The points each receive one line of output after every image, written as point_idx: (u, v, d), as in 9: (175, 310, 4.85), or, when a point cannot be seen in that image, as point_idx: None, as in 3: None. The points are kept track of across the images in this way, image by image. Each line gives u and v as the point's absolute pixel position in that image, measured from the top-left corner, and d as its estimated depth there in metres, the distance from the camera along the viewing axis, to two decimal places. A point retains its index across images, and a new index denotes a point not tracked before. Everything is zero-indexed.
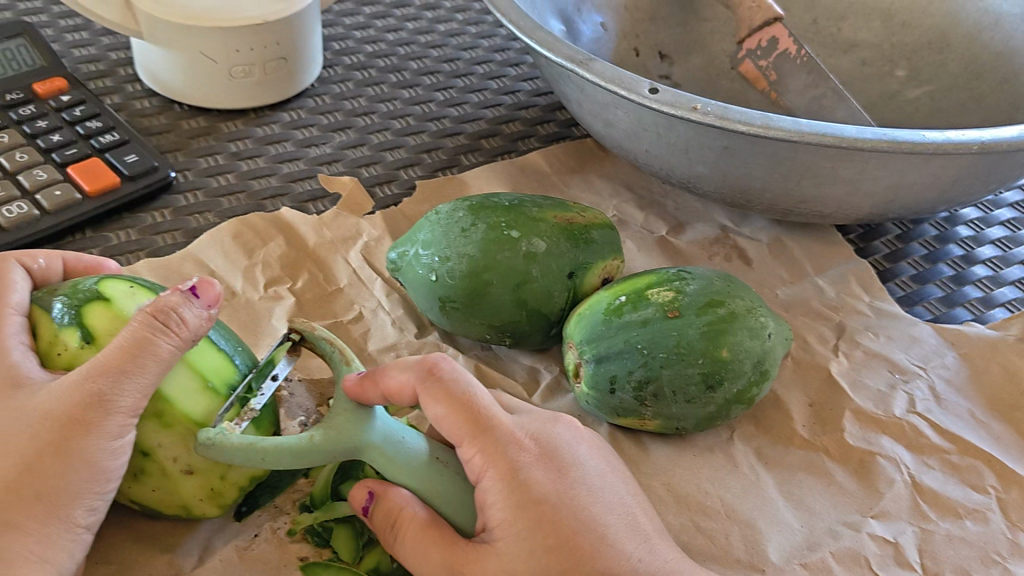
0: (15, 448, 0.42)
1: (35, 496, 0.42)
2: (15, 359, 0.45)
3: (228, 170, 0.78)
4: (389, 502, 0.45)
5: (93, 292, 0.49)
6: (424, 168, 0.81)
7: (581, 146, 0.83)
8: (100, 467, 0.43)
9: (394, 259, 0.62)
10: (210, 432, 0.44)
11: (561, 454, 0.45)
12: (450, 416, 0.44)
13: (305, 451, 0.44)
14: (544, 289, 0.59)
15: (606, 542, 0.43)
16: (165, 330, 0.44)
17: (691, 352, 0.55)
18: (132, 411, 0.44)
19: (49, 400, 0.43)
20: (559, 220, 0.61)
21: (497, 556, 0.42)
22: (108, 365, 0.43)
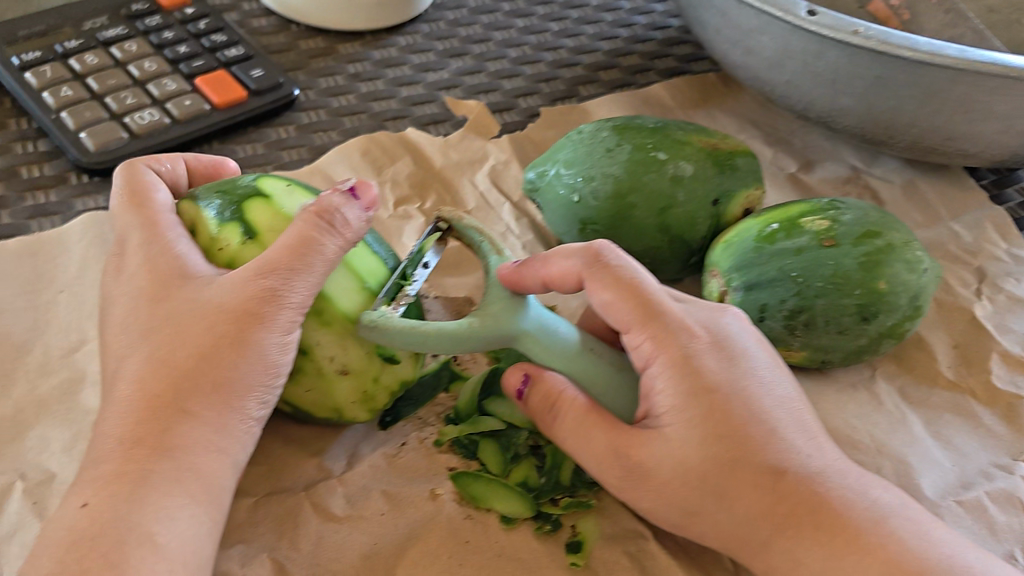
0: (190, 338, 0.42)
1: (211, 387, 0.42)
2: (179, 252, 0.46)
3: (348, 91, 0.77)
4: (542, 387, 0.46)
5: (249, 188, 0.49)
6: (544, 97, 0.79)
7: (703, 82, 0.81)
8: (271, 362, 0.43)
9: (532, 178, 0.61)
10: (373, 316, 0.46)
11: (732, 343, 0.45)
12: (618, 301, 0.45)
13: (464, 337, 0.46)
14: (689, 214, 0.58)
15: (777, 434, 0.42)
16: (330, 228, 0.44)
17: (847, 283, 0.53)
18: (301, 306, 0.44)
19: (221, 293, 0.43)
20: (704, 145, 0.60)
21: (666, 441, 0.42)
22: (277, 263, 0.43)
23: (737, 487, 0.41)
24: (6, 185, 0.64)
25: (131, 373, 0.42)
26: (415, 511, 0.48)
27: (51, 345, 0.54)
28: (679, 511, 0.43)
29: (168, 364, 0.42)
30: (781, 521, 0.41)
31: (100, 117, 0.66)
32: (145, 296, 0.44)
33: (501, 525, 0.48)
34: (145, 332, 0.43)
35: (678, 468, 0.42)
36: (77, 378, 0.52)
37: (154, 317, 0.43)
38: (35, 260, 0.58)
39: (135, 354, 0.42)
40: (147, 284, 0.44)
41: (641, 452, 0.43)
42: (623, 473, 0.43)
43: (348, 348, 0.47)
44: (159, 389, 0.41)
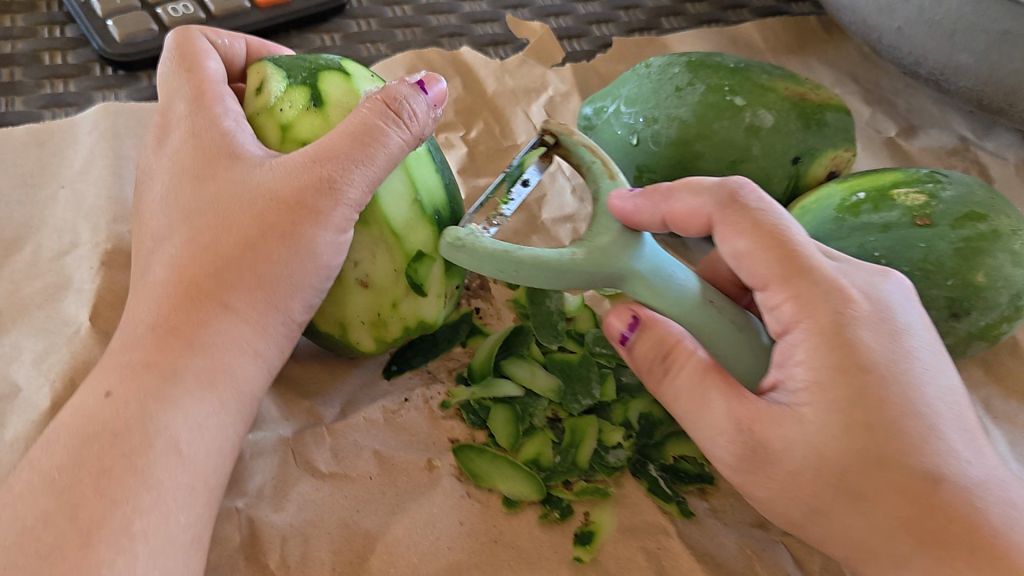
0: (235, 225, 0.37)
1: (255, 281, 0.37)
2: (228, 128, 0.39)
3: (405, 0, 0.70)
4: (656, 333, 0.37)
5: (324, 65, 0.43)
6: (620, 27, 0.71)
7: (802, 24, 0.72)
8: (322, 262, 0.38)
9: (589, 114, 0.54)
10: (460, 233, 0.40)
11: (893, 316, 0.35)
12: (757, 252, 0.35)
13: (563, 270, 0.38)
14: (763, 172, 0.50)
15: (940, 433, 0.32)
16: (398, 118, 0.38)
17: (938, 272, 0.45)
18: (358, 204, 0.38)
19: (274, 178, 0.37)
20: (790, 93, 0.51)
21: (800, 422, 0.33)
22: (337, 149, 0.37)
23: (878, 493, 0.32)
24: (26, 71, 0.59)
25: (170, 257, 0.37)
26: (407, 479, 0.43)
27: (43, 245, 0.49)
28: (801, 509, 0.34)
29: (211, 251, 0.37)
30: (928, 542, 0.32)
31: (130, 6, 0.61)
32: (188, 174, 0.38)
33: (503, 507, 0.42)
34: (187, 214, 0.38)
35: (809, 459, 0.33)
36: (61, 284, 0.47)
37: (197, 197, 0.38)
38: (40, 151, 0.53)
39: (174, 240, 0.37)
40: (191, 161, 0.39)
41: (767, 430, 0.33)
42: (743, 453, 0.34)
43: (377, 257, 0.41)
44: (197, 278, 0.36)
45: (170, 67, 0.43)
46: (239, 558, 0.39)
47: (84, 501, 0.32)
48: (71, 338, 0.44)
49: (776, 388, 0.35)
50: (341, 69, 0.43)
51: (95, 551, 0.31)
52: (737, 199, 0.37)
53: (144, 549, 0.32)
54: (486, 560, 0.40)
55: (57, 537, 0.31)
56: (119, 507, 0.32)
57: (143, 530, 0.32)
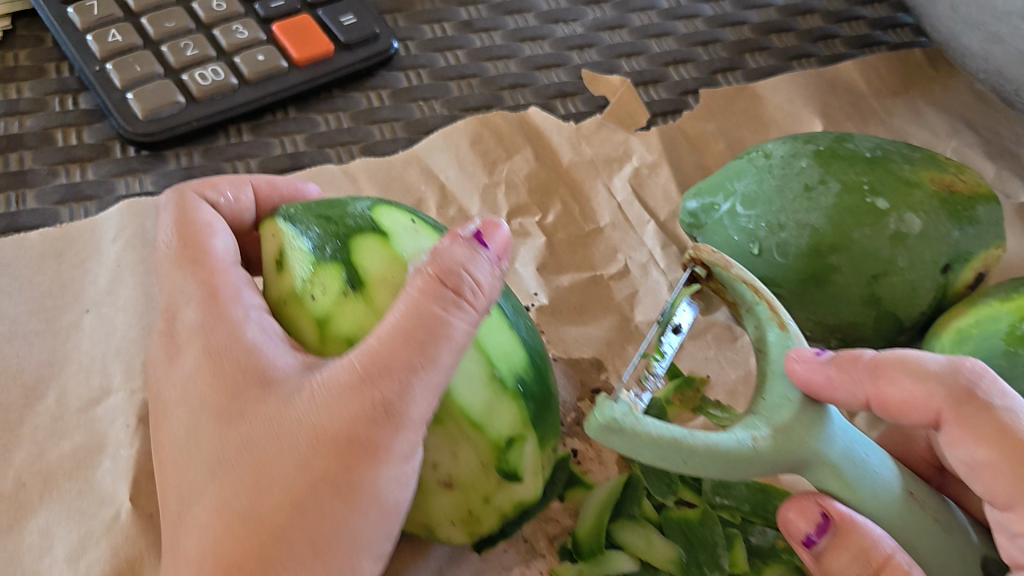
0: (273, 480, 0.28)
1: (309, 553, 0.28)
2: (251, 340, 0.31)
3: (458, 44, 0.62)
4: (859, 543, 0.31)
5: (356, 221, 0.34)
6: (700, 67, 0.63)
7: (905, 59, 0.64)
8: (389, 503, 0.29)
9: (694, 210, 0.46)
10: (612, 413, 0.31)
11: None
12: (1005, 467, 0.30)
13: (743, 461, 0.31)
14: (909, 284, 0.43)
15: None
16: (458, 301, 0.29)
17: None
18: (425, 419, 0.29)
19: (317, 410, 0.28)
20: (938, 187, 0.44)
21: None
22: (391, 358, 0.28)
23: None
24: (36, 154, 0.51)
25: (200, 531, 0.28)
26: None
27: (70, 389, 0.42)
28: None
29: (249, 520, 0.27)
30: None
31: (153, 74, 0.53)
32: (211, 413, 0.30)
33: None
34: (216, 467, 0.29)
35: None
36: (94, 444, 0.40)
37: (225, 447, 0.29)
38: (59, 263, 0.46)
39: (201, 504, 0.29)
40: (214, 394, 0.30)
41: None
42: None
43: (458, 454, 0.35)
44: (238, 559, 0.27)
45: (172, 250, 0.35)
46: None
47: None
48: (110, 526, 0.38)
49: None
50: (374, 222, 0.34)
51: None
52: (977, 393, 0.31)
53: None
54: None
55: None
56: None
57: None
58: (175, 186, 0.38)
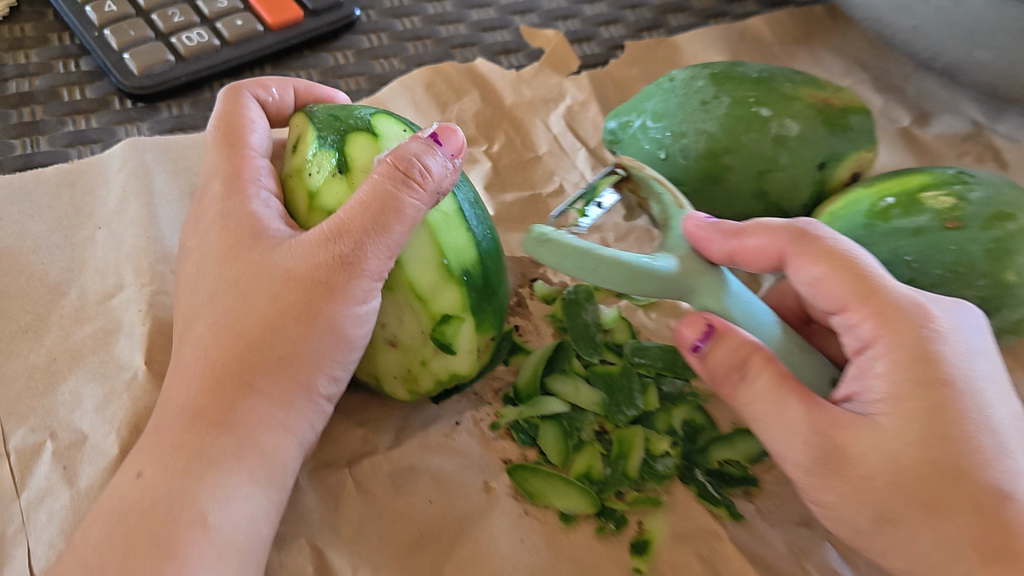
0: (256, 307, 0.37)
1: (277, 361, 0.37)
2: (253, 208, 0.41)
3: (414, 12, 0.70)
4: (734, 338, 0.37)
5: (353, 123, 0.44)
6: (627, 27, 0.71)
7: (808, 15, 0.73)
8: (344, 335, 0.38)
9: (614, 128, 0.55)
10: (546, 231, 0.39)
11: (969, 338, 0.36)
12: (831, 278, 0.37)
13: (640, 274, 0.39)
14: (791, 180, 0.51)
15: (1005, 451, 0.34)
16: (409, 181, 0.38)
17: (971, 273, 0.46)
18: (377, 273, 0.39)
19: (293, 257, 0.38)
20: (815, 100, 0.52)
21: (877, 432, 0.34)
22: (351, 224, 0.38)
23: (949, 502, 0.33)
24: (46, 108, 0.59)
25: (197, 339, 0.38)
26: (465, 501, 0.45)
27: (88, 288, 0.50)
28: (869, 516, 0.34)
29: (234, 333, 0.37)
30: (996, 561, 0.32)
31: (145, 37, 0.60)
32: (219, 252, 0.40)
33: (560, 524, 0.45)
34: (213, 297, 0.39)
35: (884, 469, 0.33)
36: (111, 327, 0.48)
37: (224, 280, 0.39)
38: (73, 192, 0.54)
39: (203, 319, 0.38)
40: (222, 243, 0.40)
41: (841, 438, 0.34)
42: (818, 458, 0.35)
43: (403, 320, 0.44)
44: (223, 360, 0.37)
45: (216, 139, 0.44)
46: None
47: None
48: (130, 384, 0.45)
49: (851, 399, 0.36)
50: (368, 126, 0.44)
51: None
52: (810, 235, 0.38)
53: None
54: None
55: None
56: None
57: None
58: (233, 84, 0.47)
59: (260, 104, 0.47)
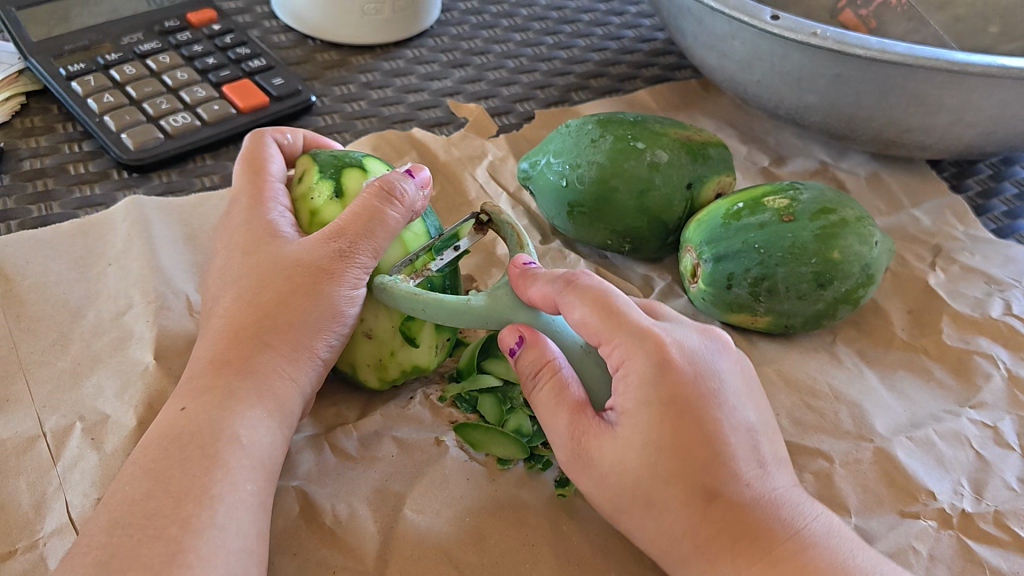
0: (273, 285, 0.52)
1: (287, 325, 0.51)
2: (272, 217, 0.55)
3: (360, 97, 0.84)
4: (535, 353, 0.49)
5: (350, 162, 0.58)
6: (539, 102, 0.86)
7: (685, 87, 0.88)
8: (339, 311, 0.52)
9: (526, 168, 0.69)
10: (387, 279, 0.53)
11: (704, 366, 0.46)
12: (591, 317, 0.47)
13: (459, 311, 0.51)
14: (666, 196, 0.65)
15: (723, 457, 0.44)
16: (391, 199, 0.54)
17: (805, 253, 0.60)
18: (366, 266, 0.53)
19: (301, 251, 0.52)
20: (680, 136, 0.67)
21: (614, 438, 0.45)
22: (347, 225, 0.53)
23: (667, 498, 0.44)
24: (56, 180, 0.71)
25: (224, 309, 0.52)
26: (421, 453, 0.55)
27: (102, 310, 0.61)
28: (611, 504, 0.46)
29: (253, 303, 0.51)
30: (701, 542, 0.44)
31: (138, 120, 0.74)
32: (242, 248, 0.54)
33: (497, 466, 0.55)
34: (239, 279, 0.53)
35: (616, 467, 0.45)
36: (125, 335, 0.59)
37: (247, 266, 0.53)
38: (85, 239, 0.65)
39: (229, 293, 0.53)
40: (245, 240, 0.54)
41: (590, 444, 0.46)
42: (572, 455, 0.47)
43: (379, 316, 0.55)
44: (246, 324, 0.51)
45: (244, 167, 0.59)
46: (301, 522, 0.50)
47: (173, 476, 0.45)
48: (142, 373, 0.56)
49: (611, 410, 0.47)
50: (361, 163, 0.58)
51: (185, 509, 0.43)
52: (579, 283, 0.48)
53: (219, 504, 0.44)
54: (495, 504, 0.53)
55: (157, 505, 0.43)
56: (199, 479, 0.45)
57: (219, 491, 0.44)
58: (257, 131, 0.62)
59: (278, 145, 0.61)
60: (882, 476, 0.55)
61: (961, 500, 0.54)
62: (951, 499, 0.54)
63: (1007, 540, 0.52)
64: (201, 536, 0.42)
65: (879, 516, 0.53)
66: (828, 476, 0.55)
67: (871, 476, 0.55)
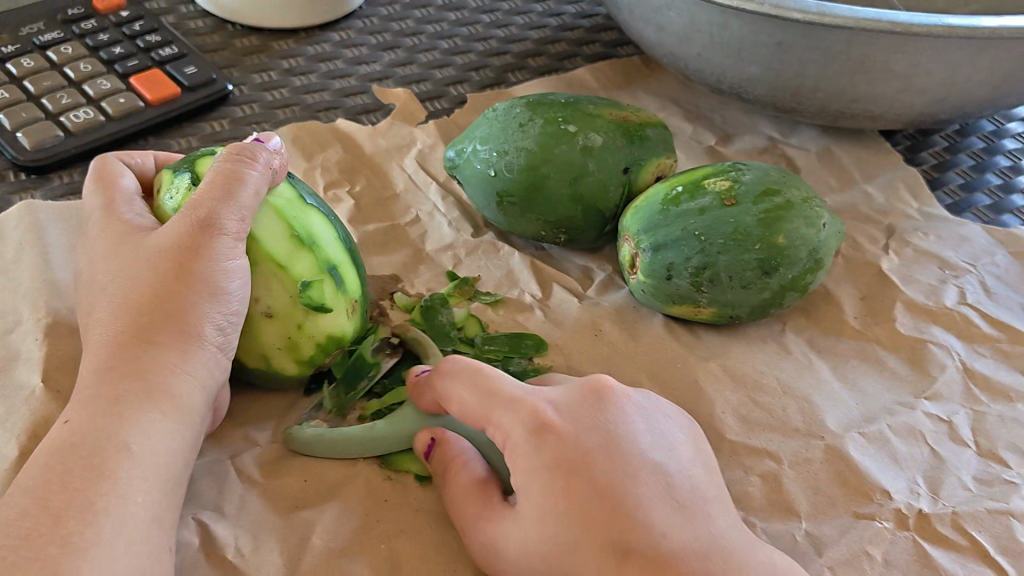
0: (143, 279, 0.47)
1: (168, 317, 0.46)
2: (128, 219, 0.50)
3: (282, 85, 0.79)
4: (445, 450, 0.49)
5: (200, 154, 0.55)
6: (473, 85, 0.81)
7: (628, 65, 0.84)
8: (220, 288, 0.47)
9: (451, 157, 0.64)
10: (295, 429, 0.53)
11: (594, 421, 0.45)
12: (466, 400, 0.47)
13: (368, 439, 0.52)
14: (601, 183, 0.61)
15: (627, 508, 0.42)
16: (242, 159, 0.50)
17: (748, 240, 0.56)
18: (237, 233, 0.48)
19: (164, 237, 0.48)
20: (614, 117, 0.62)
21: (517, 520, 0.44)
22: (206, 193, 0.48)
23: (581, 567, 0.41)
24: None
25: (98, 319, 0.47)
26: (334, 475, 0.51)
27: None
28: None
29: (126, 304, 0.46)
30: None
31: (35, 117, 0.68)
32: (109, 252, 0.49)
33: (418, 483, 0.51)
34: (109, 284, 0.47)
35: (523, 551, 0.43)
36: (12, 357, 0.54)
37: (113, 270, 0.48)
38: None
39: (103, 298, 0.47)
40: (107, 245, 0.49)
41: (495, 531, 0.45)
42: (482, 550, 0.46)
43: (273, 290, 0.50)
44: (123, 326, 0.45)
45: (94, 186, 0.54)
46: (202, 556, 0.46)
47: (52, 494, 0.39)
48: (29, 398, 0.52)
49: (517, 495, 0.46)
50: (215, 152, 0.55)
51: (66, 527, 0.38)
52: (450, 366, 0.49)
53: (107, 521, 0.39)
54: (413, 528, 0.49)
55: (33, 525, 0.38)
56: (81, 494, 0.39)
57: (105, 507, 0.40)
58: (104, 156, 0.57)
59: (130, 166, 0.56)
60: (834, 476, 0.52)
61: (918, 499, 0.51)
62: (907, 498, 0.51)
63: (965, 545, 0.49)
64: (85, 558, 0.38)
65: (831, 519, 0.50)
66: (776, 480, 0.51)
67: (823, 476, 0.52)
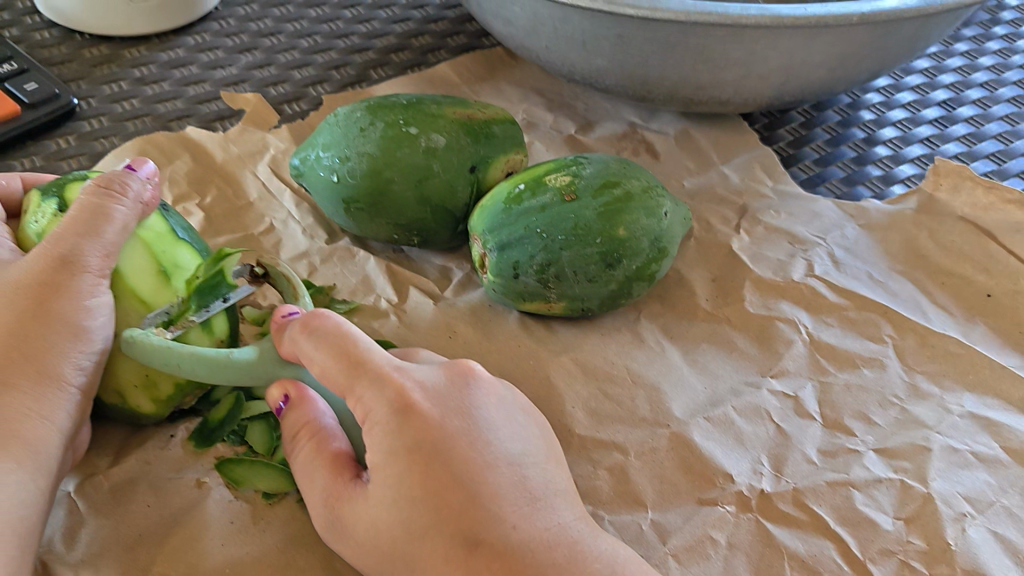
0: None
1: (24, 358, 0.45)
2: None
3: (133, 95, 0.77)
4: (297, 414, 0.46)
5: (72, 177, 0.53)
6: (333, 84, 0.80)
7: (490, 56, 0.84)
8: (79, 327, 0.46)
9: (297, 164, 0.63)
10: (135, 332, 0.46)
11: (452, 403, 0.44)
12: (328, 365, 0.43)
13: (222, 365, 0.45)
14: (447, 184, 0.60)
15: (479, 499, 0.41)
16: (112, 193, 0.49)
17: (589, 233, 0.56)
18: (99, 269, 0.47)
19: (19, 273, 0.46)
20: (458, 116, 0.62)
21: (366, 498, 0.42)
22: (70, 228, 0.47)
23: (428, 556, 0.41)
24: None
25: None
26: (179, 499, 0.50)
27: None
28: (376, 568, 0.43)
29: None
30: None
31: None
32: None
33: (262, 500, 0.50)
34: None
35: (372, 530, 0.42)
36: None
37: None
38: None
39: None
40: None
41: (345, 509, 0.43)
42: (328, 523, 0.44)
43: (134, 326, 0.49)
44: None
45: None
46: None
47: None
48: None
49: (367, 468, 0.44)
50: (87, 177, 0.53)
51: None
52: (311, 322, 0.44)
53: None
54: (258, 546, 0.48)
55: None
56: None
57: None
58: None
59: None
60: (679, 464, 0.53)
61: (760, 480, 0.52)
62: (750, 480, 0.52)
63: (805, 519, 0.51)
64: None
65: (676, 508, 0.51)
66: (622, 471, 0.53)
67: (668, 465, 0.53)
